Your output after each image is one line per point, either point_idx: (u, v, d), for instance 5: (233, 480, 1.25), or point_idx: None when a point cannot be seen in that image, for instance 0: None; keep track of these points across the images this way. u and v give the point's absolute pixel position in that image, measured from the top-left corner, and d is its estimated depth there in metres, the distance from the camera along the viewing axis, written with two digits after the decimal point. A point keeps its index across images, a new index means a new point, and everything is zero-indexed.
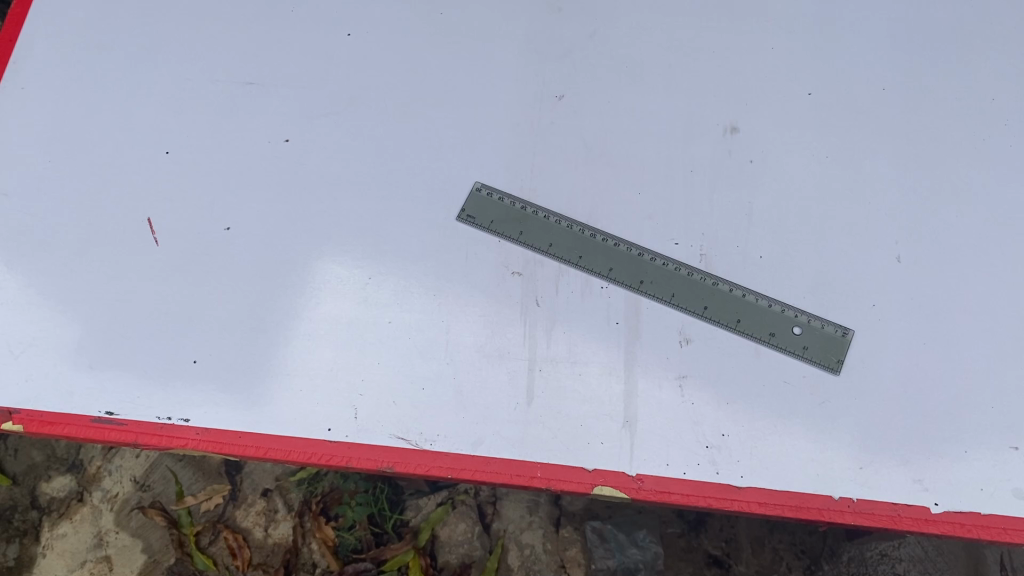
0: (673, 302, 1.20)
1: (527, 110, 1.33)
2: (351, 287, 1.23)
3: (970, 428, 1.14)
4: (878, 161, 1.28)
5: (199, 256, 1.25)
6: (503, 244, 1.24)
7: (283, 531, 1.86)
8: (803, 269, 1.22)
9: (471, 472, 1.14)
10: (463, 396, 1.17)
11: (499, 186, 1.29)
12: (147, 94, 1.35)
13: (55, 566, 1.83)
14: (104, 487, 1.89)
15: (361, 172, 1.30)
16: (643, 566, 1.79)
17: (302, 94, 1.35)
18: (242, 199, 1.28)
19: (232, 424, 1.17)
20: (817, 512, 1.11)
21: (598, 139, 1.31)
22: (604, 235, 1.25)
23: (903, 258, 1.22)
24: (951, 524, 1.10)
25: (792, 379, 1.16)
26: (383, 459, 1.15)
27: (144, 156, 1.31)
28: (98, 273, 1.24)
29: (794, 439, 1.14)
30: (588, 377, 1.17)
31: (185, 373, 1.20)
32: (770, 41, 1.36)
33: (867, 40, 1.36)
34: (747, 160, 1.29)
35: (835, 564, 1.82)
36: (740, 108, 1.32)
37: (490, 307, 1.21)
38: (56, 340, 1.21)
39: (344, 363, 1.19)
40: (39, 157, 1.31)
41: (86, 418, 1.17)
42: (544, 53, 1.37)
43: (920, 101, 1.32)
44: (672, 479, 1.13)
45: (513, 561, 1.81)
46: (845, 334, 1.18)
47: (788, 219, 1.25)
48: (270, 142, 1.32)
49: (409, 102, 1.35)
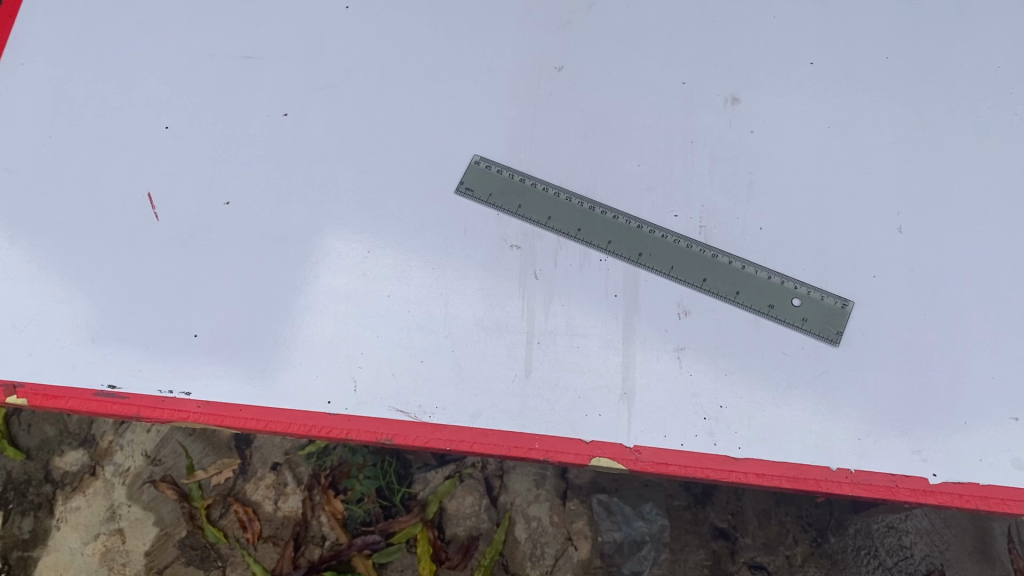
0: (671, 274, 1.20)
1: (526, 81, 1.32)
2: (350, 262, 1.23)
3: (971, 399, 1.14)
4: (881, 131, 1.27)
5: (201, 231, 1.26)
6: (502, 217, 1.24)
7: (292, 504, 1.88)
8: (803, 241, 1.21)
9: (471, 444, 1.14)
10: (461, 369, 1.17)
11: (497, 159, 1.28)
12: (147, 69, 1.35)
13: (69, 539, 1.85)
14: (116, 461, 1.91)
15: (360, 145, 1.30)
16: (650, 539, 1.81)
17: (300, 68, 1.35)
18: (242, 173, 1.29)
19: (235, 398, 1.18)
20: (814, 483, 1.11)
21: (598, 111, 1.30)
22: (603, 207, 1.25)
23: (904, 229, 1.21)
24: (949, 494, 1.10)
25: (791, 350, 1.16)
26: (383, 430, 1.16)
27: (144, 131, 1.31)
28: (100, 248, 1.25)
29: (793, 410, 1.14)
30: (587, 350, 1.17)
31: (187, 346, 1.20)
32: (772, 9, 1.35)
33: (871, 9, 1.34)
34: (748, 131, 1.28)
35: (841, 536, 1.83)
36: (741, 78, 1.31)
37: (489, 280, 1.21)
38: (60, 315, 1.22)
39: (343, 336, 1.19)
40: (41, 133, 1.31)
41: (90, 391, 1.19)
42: (544, 24, 1.36)
43: (925, 70, 1.30)
44: (670, 450, 1.13)
45: (520, 533, 1.83)
46: (845, 305, 1.18)
47: (789, 191, 1.24)
48: (269, 116, 1.32)
49: (407, 75, 1.34)
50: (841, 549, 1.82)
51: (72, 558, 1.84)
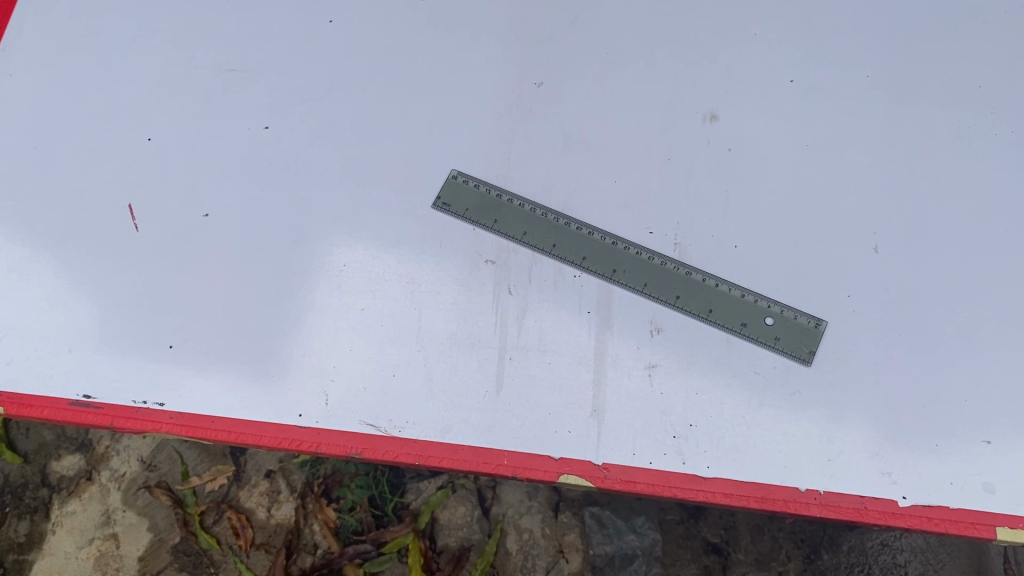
0: (645, 291, 1.20)
1: (505, 96, 1.33)
2: (326, 276, 1.24)
3: (944, 421, 1.13)
4: (859, 150, 1.26)
5: (179, 242, 1.27)
6: (477, 232, 1.24)
7: (285, 512, 1.88)
8: (777, 260, 1.21)
9: (441, 459, 1.15)
10: (433, 384, 1.18)
11: (475, 173, 1.29)
12: (132, 81, 1.37)
13: (64, 543, 1.87)
14: (112, 466, 1.93)
15: (339, 159, 1.31)
16: (641, 552, 1.80)
17: (282, 81, 1.36)
18: (221, 185, 1.30)
19: (210, 409, 1.19)
20: (782, 503, 1.10)
21: (576, 127, 1.31)
22: (579, 223, 1.25)
23: (880, 249, 1.21)
24: (918, 517, 1.09)
25: (763, 369, 1.16)
26: (353, 445, 1.16)
27: (127, 143, 1.33)
28: (80, 259, 1.26)
29: (764, 430, 1.13)
30: (558, 366, 1.17)
31: (162, 357, 1.21)
32: (753, 27, 1.34)
33: (852, 27, 1.34)
34: (725, 148, 1.27)
35: (834, 553, 1.82)
36: (720, 95, 1.31)
37: (462, 294, 1.21)
38: (39, 325, 1.23)
39: (318, 349, 1.20)
40: (26, 143, 1.33)
41: (65, 400, 1.20)
42: (525, 40, 1.36)
43: (905, 89, 1.29)
44: (638, 468, 1.12)
45: (512, 545, 1.83)
46: (819, 325, 1.17)
47: (764, 209, 1.23)
48: (250, 130, 1.33)
49: (388, 90, 1.35)
50: (834, 566, 1.81)
51: (66, 562, 1.85)
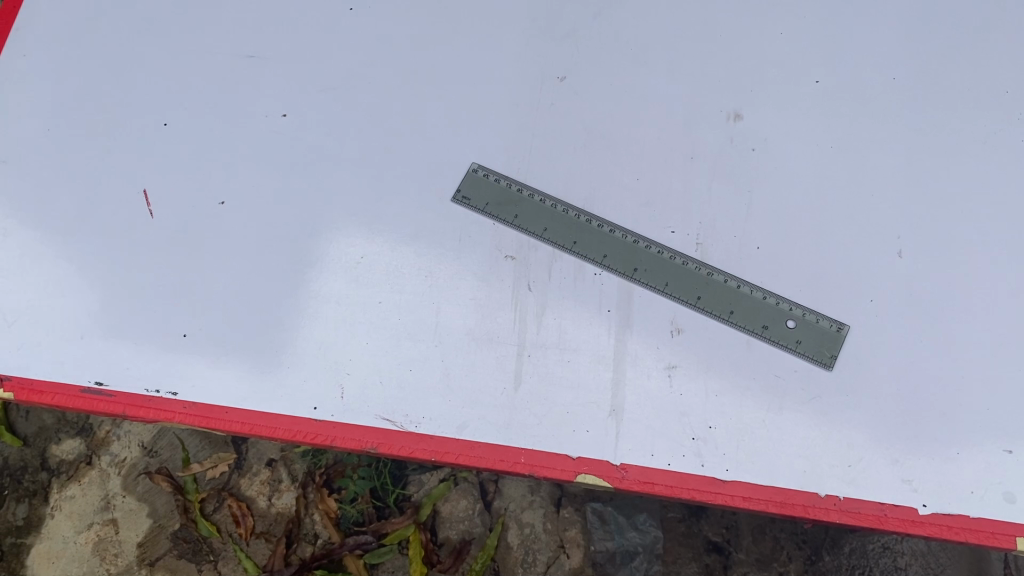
0: (666, 291, 1.19)
1: (527, 91, 1.31)
2: (343, 267, 1.22)
3: (964, 429, 1.12)
4: (884, 153, 1.25)
5: (194, 230, 1.25)
6: (497, 227, 1.23)
7: (286, 501, 1.87)
8: (800, 263, 1.20)
9: (456, 455, 1.14)
10: (450, 379, 1.16)
11: (495, 168, 1.27)
12: (147, 65, 1.35)
13: (63, 528, 1.86)
14: (113, 451, 1.91)
15: (357, 150, 1.29)
16: (642, 550, 1.79)
17: (301, 69, 1.34)
18: (238, 173, 1.28)
19: (221, 399, 1.18)
20: (801, 508, 1.10)
21: (599, 122, 1.29)
22: (600, 221, 1.24)
23: (904, 254, 1.20)
24: (939, 526, 1.09)
25: (783, 373, 1.15)
26: (368, 439, 1.15)
27: (142, 128, 1.31)
28: (94, 244, 1.25)
29: (783, 434, 1.12)
30: (577, 365, 1.16)
31: (175, 346, 1.20)
32: (779, 26, 1.33)
33: (879, 29, 1.32)
34: (748, 148, 1.26)
35: (836, 555, 1.81)
36: (745, 95, 1.29)
37: (481, 289, 1.20)
38: (51, 310, 1.22)
39: (333, 341, 1.19)
40: (40, 125, 1.31)
41: (76, 387, 1.19)
42: (548, 33, 1.34)
43: (932, 94, 1.28)
44: (656, 470, 1.12)
45: (514, 539, 1.82)
46: (840, 329, 1.16)
47: (788, 211, 1.22)
48: (267, 117, 1.31)
49: (408, 80, 1.33)
50: (835, 568, 1.80)
51: (65, 547, 1.84)
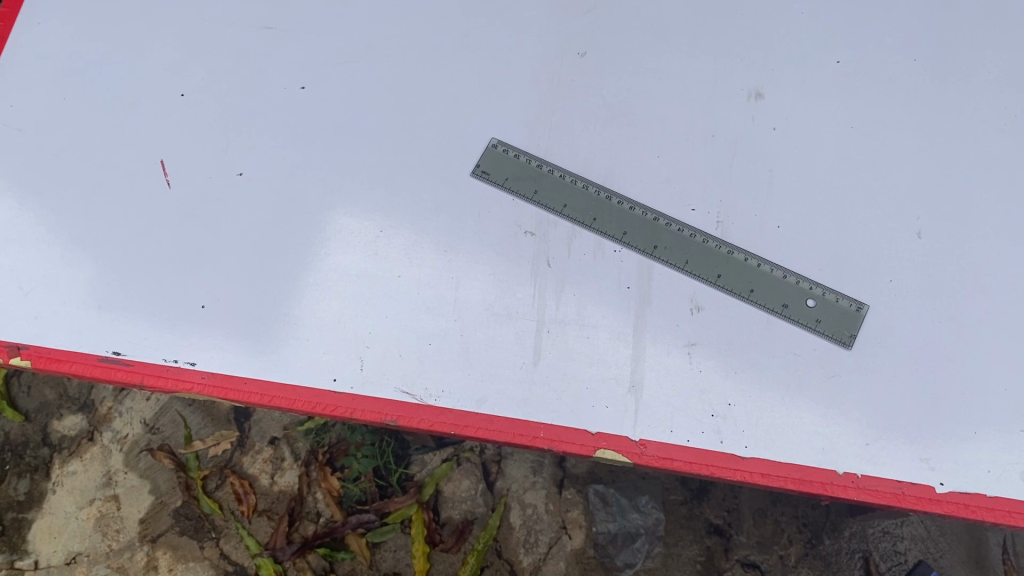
0: (686, 269, 1.19)
1: (547, 66, 1.31)
2: (361, 241, 1.22)
3: (981, 409, 1.13)
4: (905, 135, 1.25)
5: (212, 200, 1.24)
6: (517, 202, 1.23)
7: (289, 479, 1.87)
8: (820, 242, 1.20)
9: (475, 429, 1.14)
10: (469, 353, 1.16)
11: (515, 143, 1.27)
12: (164, 35, 1.34)
13: (64, 503, 1.85)
14: (115, 428, 1.91)
15: (376, 123, 1.28)
16: (643, 531, 1.80)
17: (319, 41, 1.33)
18: (256, 144, 1.27)
19: (239, 370, 1.17)
20: (820, 486, 1.10)
21: (619, 99, 1.29)
22: (620, 197, 1.23)
23: (923, 234, 1.20)
24: (955, 504, 1.09)
25: (803, 351, 1.15)
26: (388, 411, 1.15)
27: (159, 98, 1.30)
28: (111, 214, 1.24)
29: (801, 413, 1.13)
30: (596, 341, 1.16)
31: (193, 317, 1.20)
32: (800, 5, 1.32)
33: (901, 11, 1.32)
34: (769, 127, 1.26)
35: (836, 539, 1.81)
36: (766, 74, 1.29)
37: (501, 265, 1.20)
38: (67, 279, 1.21)
39: (353, 314, 1.18)
40: (56, 94, 1.30)
41: (94, 356, 1.18)
42: (568, 9, 1.34)
43: (953, 77, 1.28)
44: (675, 446, 1.12)
45: (516, 519, 1.83)
46: (860, 309, 1.17)
47: (809, 191, 1.22)
48: (285, 89, 1.30)
49: (427, 54, 1.32)
50: (835, 551, 1.80)
51: (67, 521, 1.84)
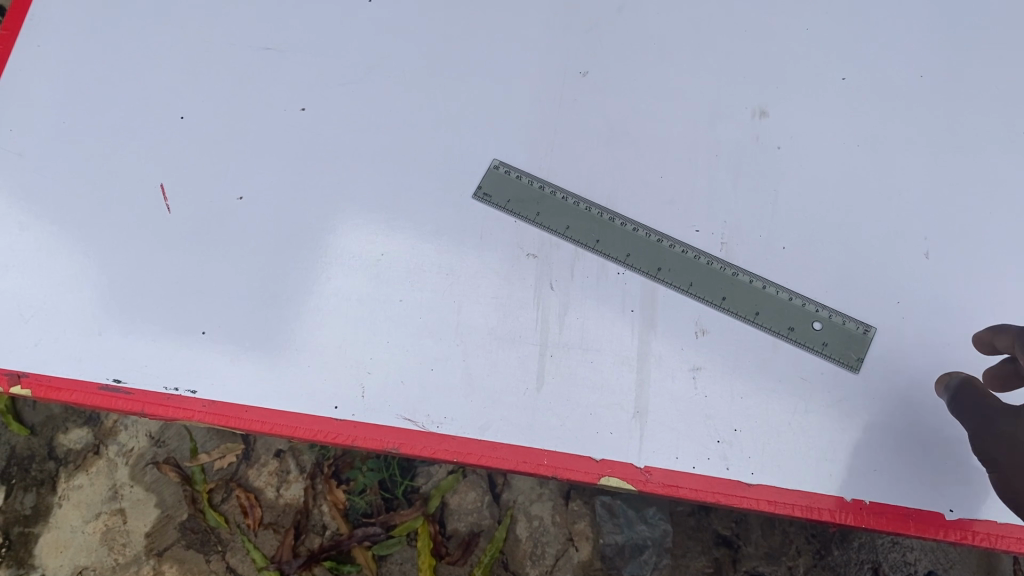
0: (690, 291, 1.17)
1: (548, 86, 1.29)
2: (363, 265, 1.21)
3: None
4: (911, 152, 1.23)
5: (212, 224, 1.24)
6: (519, 225, 1.21)
7: (294, 492, 1.86)
8: (827, 263, 1.18)
9: (478, 456, 1.13)
10: (471, 379, 1.15)
11: (517, 164, 1.26)
12: (164, 56, 1.33)
13: (70, 517, 1.85)
14: (120, 441, 1.90)
15: (377, 144, 1.27)
16: (651, 543, 1.77)
17: (319, 61, 1.32)
18: (255, 167, 1.26)
19: (241, 398, 1.17)
20: (827, 513, 1.10)
21: (622, 119, 1.27)
22: (623, 219, 1.22)
23: (931, 254, 1.18)
24: (965, 531, 1.10)
25: (810, 375, 1.14)
26: (389, 439, 1.14)
27: (159, 121, 1.29)
28: (110, 239, 1.23)
29: (808, 438, 1.12)
30: (600, 366, 1.15)
31: (194, 343, 1.19)
32: (805, 20, 1.31)
33: (908, 25, 1.30)
34: (774, 146, 1.25)
35: (845, 549, 1.79)
36: (770, 91, 1.27)
37: (503, 288, 1.19)
38: (67, 305, 1.21)
39: (353, 340, 1.17)
40: (56, 118, 1.29)
41: (94, 384, 1.18)
42: (570, 27, 1.32)
43: (960, 93, 1.26)
44: (681, 473, 1.11)
45: (522, 532, 1.82)
46: (867, 331, 1.15)
47: (814, 211, 1.21)
48: (285, 111, 1.29)
49: (428, 74, 1.31)
50: (844, 562, 1.78)
51: (73, 536, 1.83)
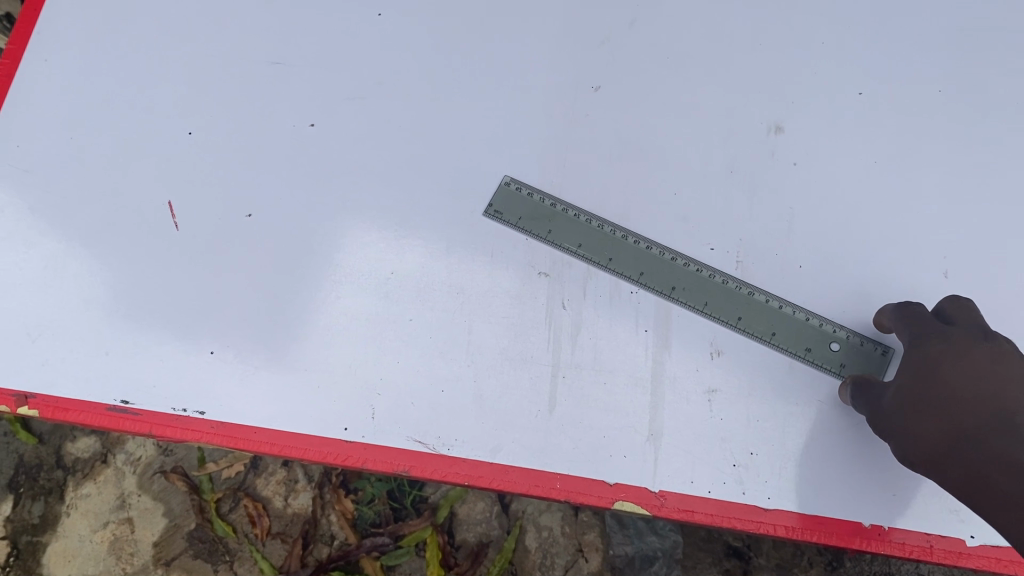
0: (705, 310, 1.16)
1: (560, 102, 1.27)
2: (372, 283, 1.19)
3: None
4: (929, 170, 1.22)
5: (220, 242, 1.22)
6: (531, 243, 1.20)
7: (302, 501, 1.83)
8: (841, 285, 1.17)
9: (490, 480, 1.11)
10: (483, 401, 1.14)
11: (529, 181, 1.24)
12: (171, 71, 1.31)
13: (78, 527, 1.84)
14: (128, 450, 1.89)
15: (387, 161, 1.25)
16: (662, 554, 1.74)
17: (328, 76, 1.30)
18: (264, 184, 1.25)
19: (250, 419, 1.15)
20: (846, 539, 1.10)
21: (635, 135, 1.25)
22: (636, 236, 1.20)
23: (948, 275, 1.18)
24: (986, 557, 1.09)
25: (824, 399, 1.14)
26: (400, 462, 1.13)
27: (167, 137, 1.28)
28: (118, 257, 1.22)
29: (821, 463, 1.12)
30: (613, 387, 1.14)
31: (202, 362, 1.18)
32: (824, 33, 1.28)
33: (927, 39, 1.27)
34: (790, 163, 1.23)
35: (857, 560, 1.77)
36: (786, 107, 1.25)
37: (514, 308, 1.17)
38: (74, 324, 1.19)
39: (363, 359, 1.16)
40: (63, 134, 1.27)
41: (102, 405, 1.17)
42: (583, 40, 1.30)
43: (979, 109, 1.24)
44: (696, 497, 1.10)
45: (531, 543, 1.79)
46: (886, 352, 1.16)
47: (830, 230, 1.19)
48: (294, 126, 1.28)
49: (438, 89, 1.29)
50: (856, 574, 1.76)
51: (81, 545, 1.82)
